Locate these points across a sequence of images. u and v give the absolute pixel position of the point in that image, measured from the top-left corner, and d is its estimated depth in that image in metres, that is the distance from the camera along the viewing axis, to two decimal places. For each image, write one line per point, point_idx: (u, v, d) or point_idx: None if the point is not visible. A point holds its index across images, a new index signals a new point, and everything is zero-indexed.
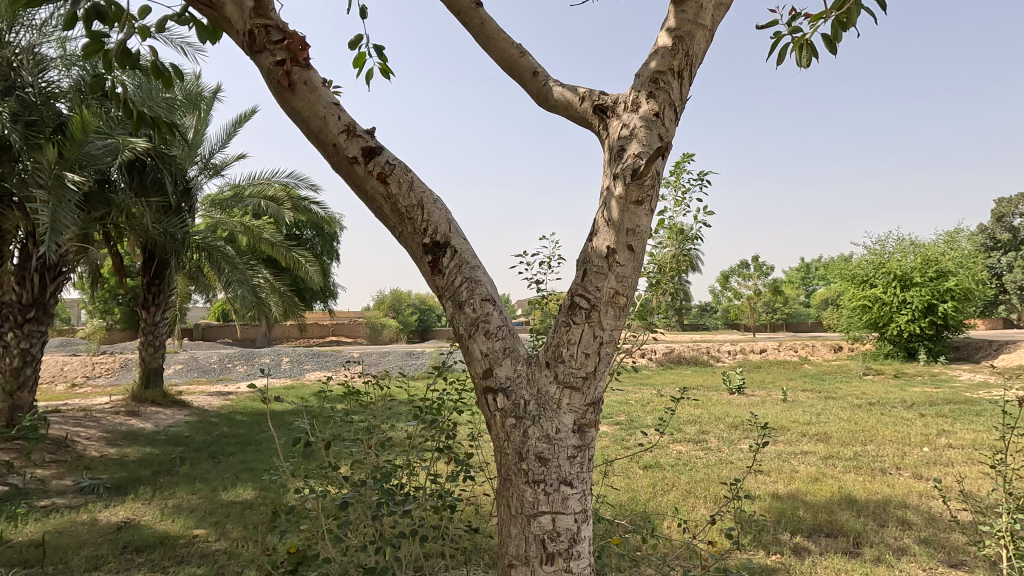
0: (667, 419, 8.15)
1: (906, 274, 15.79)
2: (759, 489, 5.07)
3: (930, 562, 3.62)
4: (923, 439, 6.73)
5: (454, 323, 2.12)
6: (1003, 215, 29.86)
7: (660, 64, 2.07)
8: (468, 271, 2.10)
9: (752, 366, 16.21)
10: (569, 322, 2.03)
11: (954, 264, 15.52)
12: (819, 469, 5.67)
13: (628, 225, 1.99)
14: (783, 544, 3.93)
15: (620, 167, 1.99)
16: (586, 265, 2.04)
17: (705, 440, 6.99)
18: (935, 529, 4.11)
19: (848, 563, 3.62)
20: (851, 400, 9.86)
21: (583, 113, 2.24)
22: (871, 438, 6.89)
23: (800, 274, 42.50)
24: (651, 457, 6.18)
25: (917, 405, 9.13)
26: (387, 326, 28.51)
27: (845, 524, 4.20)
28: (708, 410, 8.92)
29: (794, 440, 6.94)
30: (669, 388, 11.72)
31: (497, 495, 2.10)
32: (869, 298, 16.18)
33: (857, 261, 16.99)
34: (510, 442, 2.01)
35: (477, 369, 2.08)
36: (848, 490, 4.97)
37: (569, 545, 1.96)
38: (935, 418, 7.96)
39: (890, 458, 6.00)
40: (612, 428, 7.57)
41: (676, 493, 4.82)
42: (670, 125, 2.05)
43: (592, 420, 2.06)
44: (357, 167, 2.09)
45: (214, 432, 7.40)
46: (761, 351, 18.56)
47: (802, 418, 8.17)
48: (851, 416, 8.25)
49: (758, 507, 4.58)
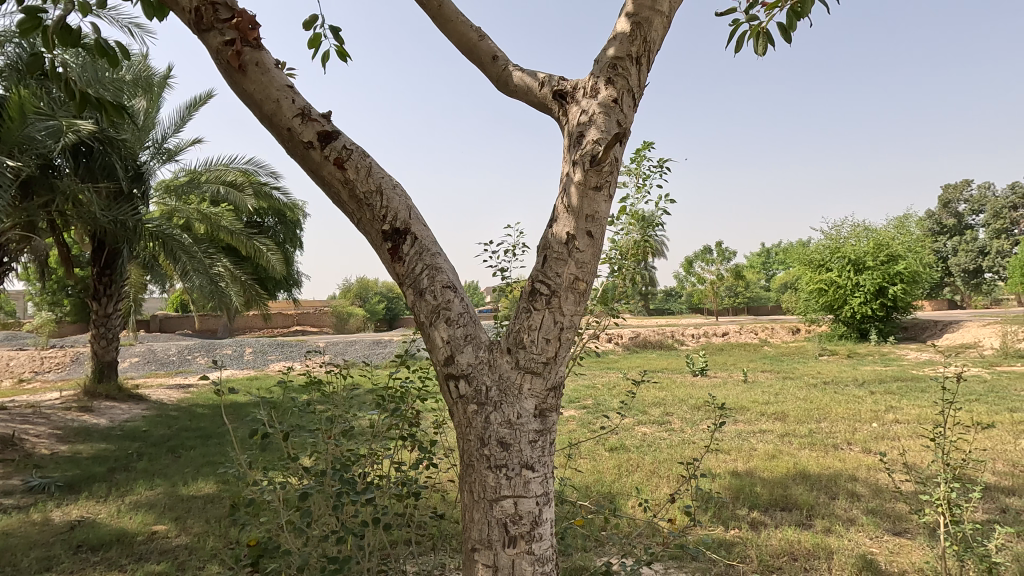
0: (632, 401, 8.34)
1: (859, 259, 16.43)
2: (720, 467, 5.26)
3: (876, 531, 3.83)
4: (873, 415, 7.07)
5: (416, 310, 2.12)
6: (949, 202, 31.28)
7: (618, 51, 2.09)
8: (429, 259, 2.10)
9: (715, 348, 16.71)
10: (530, 309, 2.05)
11: (903, 249, 16.22)
12: (776, 447, 5.88)
13: (588, 211, 2.01)
14: (741, 519, 4.10)
15: (579, 154, 2.01)
16: (546, 251, 2.05)
17: (670, 421, 7.20)
18: (880, 499, 4.34)
19: (800, 534, 3.79)
20: (808, 380, 10.26)
21: (543, 98, 2.23)
22: (825, 415, 7.21)
23: (760, 259, 43.79)
24: (617, 439, 6.34)
25: (868, 383, 9.59)
26: (354, 315, 28.17)
27: (798, 497, 4.40)
28: (672, 392, 9.19)
29: (754, 419, 7.21)
30: (635, 371, 11.99)
31: (460, 481, 2.12)
32: (824, 281, 16.82)
33: (814, 246, 17.60)
34: (472, 428, 2.03)
35: (438, 357, 2.10)
36: (802, 466, 5.21)
37: (531, 527, 1.99)
38: (883, 395, 8.39)
39: (842, 433, 6.29)
40: (580, 412, 7.69)
41: (640, 473, 4.95)
42: (628, 112, 2.07)
43: (553, 405, 2.09)
44: (313, 153, 2.08)
45: (174, 425, 7.21)
46: (723, 335, 19.13)
47: (761, 399, 8.46)
48: (808, 395, 8.60)
49: (718, 485, 4.76)
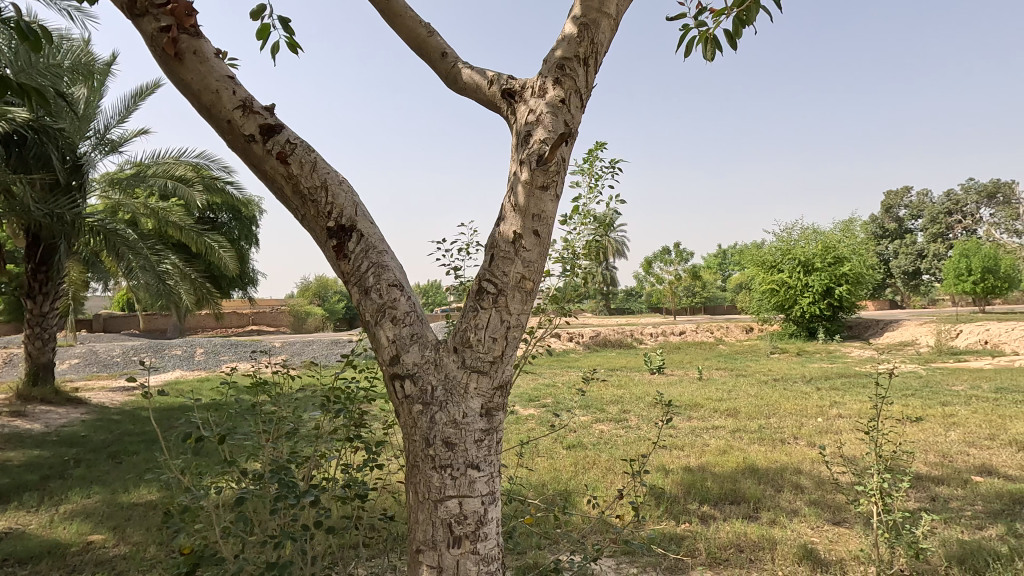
0: (591, 399, 8.45)
1: (808, 260, 17.12)
2: (673, 463, 5.38)
3: (817, 521, 4.00)
4: (818, 410, 7.38)
5: (361, 308, 2.09)
6: (891, 207, 32.94)
7: (566, 51, 2.10)
8: (375, 257, 2.07)
9: (673, 347, 17.12)
10: (476, 307, 2.03)
11: (848, 251, 16.99)
12: (727, 442, 6.07)
13: (535, 210, 2.01)
14: (691, 513, 4.20)
15: (526, 153, 2.01)
16: (493, 250, 2.05)
17: (626, 418, 7.32)
18: (822, 491, 4.53)
19: (746, 526, 3.92)
20: (759, 377, 10.62)
21: (491, 96, 2.23)
22: (774, 411, 7.48)
23: (717, 260, 45.07)
24: (575, 437, 6.41)
25: (814, 379, 10.00)
26: (313, 314, 27.52)
27: (746, 491, 4.54)
28: (630, 390, 9.36)
29: (707, 416, 7.41)
30: (595, 370, 12.15)
31: (406, 481, 2.10)
32: (776, 282, 17.44)
33: (767, 248, 18.24)
34: (417, 428, 2.01)
35: (384, 357, 2.06)
36: (751, 460, 5.38)
37: (476, 527, 1.98)
38: (828, 391, 8.76)
39: (790, 428, 6.53)
40: (539, 411, 7.74)
41: (596, 470, 5.02)
42: (575, 112, 2.09)
43: (500, 404, 2.08)
44: (255, 147, 2.01)
45: (116, 430, 6.86)
46: (680, 333, 19.60)
47: (714, 395, 8.71)
48: (759, 392, 8.91)
49: (671, 480, 4.86)
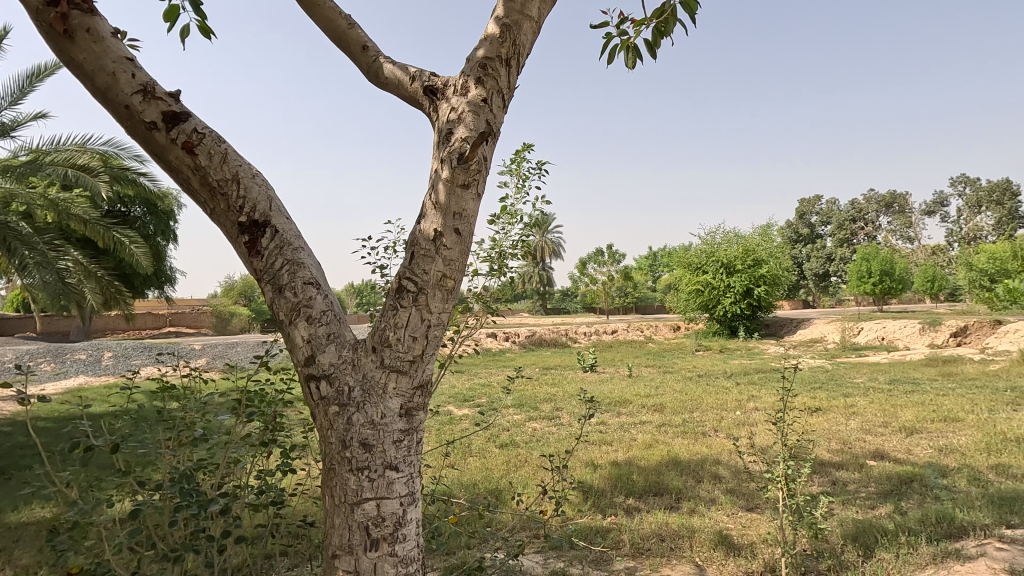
0: (525, 398, 8.53)
1: (730, 263, 18.12)
2: (601, 458, 5.53)
3: (732, 508, 4.24)
4: (736, 404, 7.83)
5: (275, 307, 2.00)
6: (804, 213, 35.43)
7: (488, 51, 2.10)
8: (291, 254, 1.99)
9: (605, 345, 17.60)
10: (396, 306, 2.00)
11: (766, 254, 18.13)
12: (653, 436, 6.30)
13: (455, 208, 2.00)
14: (617, 506, 4.34)
15: (447, 150, 2.00)
16: (414, 248, 2.02)
17: (559, 416, 7.45)
18: (738, 480, 4.79)
19: (668, 517, 4.08)
20: (684, 373, 11.13)
21: (414, 93, 2.20)
22: (697, 405, 7.86)
23: (648, 261, 46.77)
24: (508, 436, 6.45)
25: (734, 375, 10.60)
26: (237, 315, 26.14)
27: (669, 483, 4.73)
28: (563, 388, 9.53)
29: (635, 411, 7.67)
30: (530, 369, 12.30)
31: (322, 485, 2.04)
32: (701, 283, 18.33)
33: (693, 250, 19.13)
34: (334, 430, 1.96)
35: (299, 357, 1.99)
36: (674, 452, 5.63)
37: (394, 529, 1.95)
38: (746, 385, 9.32)
39: (710, 421, 6.89)
40: (473, 411, 7.73)
41: (527, 467, 5.07)
42: (497, 112, 2.09)
43: (420, 403, 2.06)
44: (157, 135, 1.88)
45: (4, 443, 6.22)
46: (613, 332, 20.20)
47: (643, 392, 9.02)
48: (684, 387, 9.33)
49: (599, 475, 4.99)
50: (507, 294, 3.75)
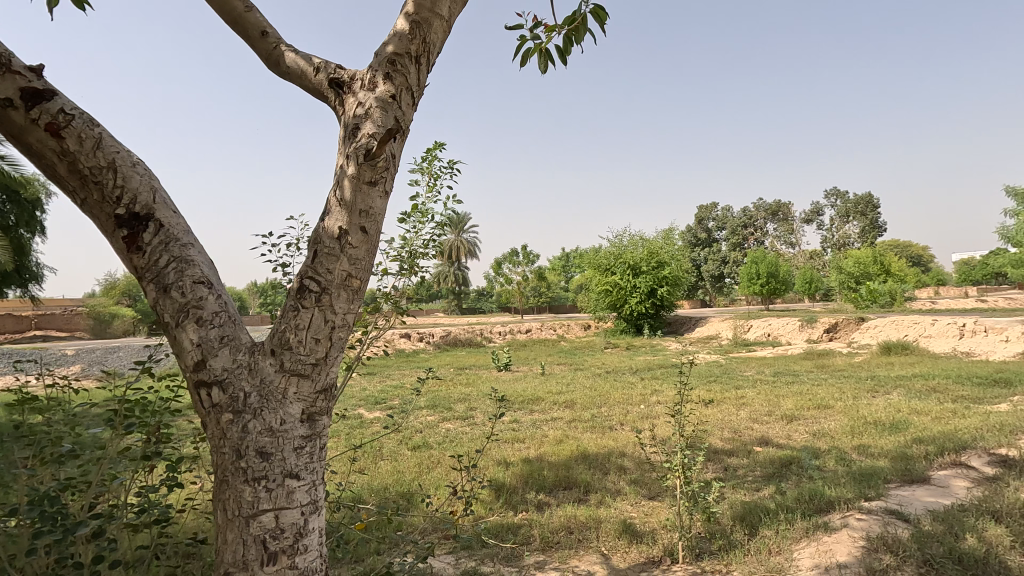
0: (438, 398, 8.47)
1: (636, 264, 19.07)
2: (514, 455, 5.61)
3: (636, 498, 4.46)
4: (641, 398, 8.26)
5: (159, 308, 1.84)
6: (703, 219, 38.05)
7: (397, 47, 2.05)
8: (177, 250, 1.84)
9: (519, 344, 17.87)
10: (297, 307, 1.90)
11: (668, 256, 19.27)
12: (564, 432, 6.49)
13: (362, 206, 1.94)
14: (528, 502, 4.42)
15: (353, 146, 1.92)
16: (317, 246, 1.93)
17: (472, 415, 7.46)
18: (641, 470, 5.05)
19: (576, 509, 4.22)
20: (594, 370, 11.56)
21: (318, 85, 2.11)
22: (605, 401, 8.19)
23: (561, 262, 48.05)
24: (420, 438, 6.36)
25: (639, 371, 11.17)
26: (120, 316, 23.69)
27: (578, 476, 4.90)
28: (477, 387, 9.56)
29: (547, 408, 7.86)
30: (444, 369, 12.21)
31: (214, 499, 1.90)
32: (610, 283, 19.12)
33: (602, 252, 19.91)
34: (227, 440, 1.83)
35: (187, 362, 1.84)
36: (583, 447, 5.83)
37: (294, 540, 1.86)
38: (649, 380, 9.85)
39: (617, 416, 7.21)
40: (384, 413, 7.54)
41: (439, 469, 5.03)
42: (406, 110, 2.05)
43: (323, 408, 1.98)
44: (14, 114, 1.66)
45: None
46: (527, 332, 20.57)
47: (554, 389, 9.26)
48: (593, 384, 9.70)
49: (511, 473, 5.06)
50: (421, 293, 3.70)
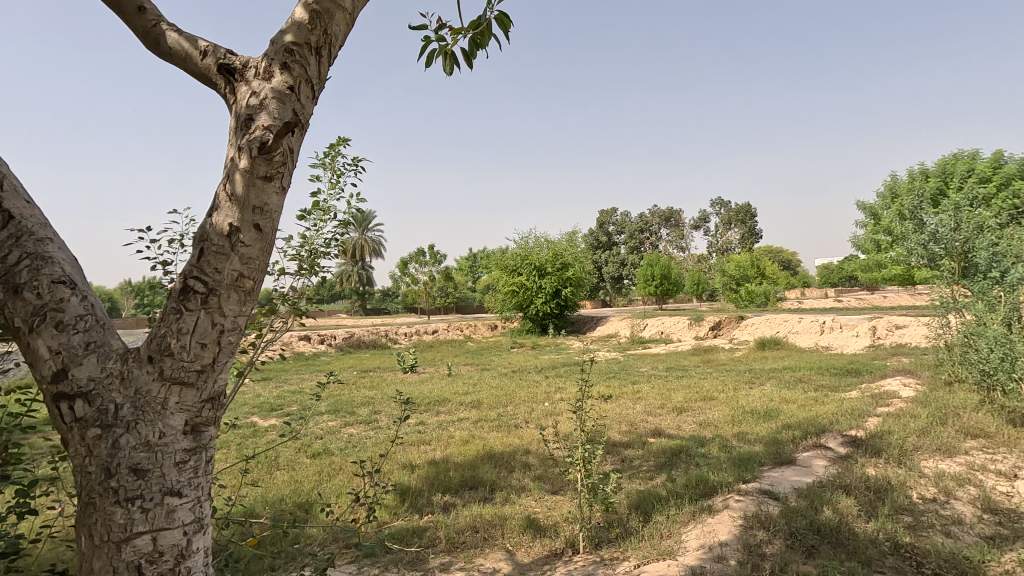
0: (340, 403, 8.15)
1: (542, 265, 19.56)
2: (419, 458, 5.54)
3: (539, 493, 4.59)
4: (545, 396, 8.48)
5: (8, 311, 1.61)
6: (604, 223, 39.84)
7: (296, 37, 1.93)
8: (31, 246, 1.64)
9: (426, 345, 17.65)
10: (180, 309, 1.74)
11: (572, 258, 19.97)
12: (470, 432, 6.50)
13: (255, 202, 1.81)
14: (434, 504, 4.38)
15: (246, 138, 1.79)
16: (203, 243, 1.78)
17: (377, 419, 7.26)
18: (545, 466, 5.19)
19: (482, 508, 4.25)
20: (500, 370, 11.70)
21: (206, 70, 1.96)
22: (511, 399, 8.32)
23: (468, 262, 48.02)
24: (320, 444, 6.08)
25: (544, 369, 11.47)
26: None
27: (484, 475, 4.94)
28: (381, 390, 9.31)
29: (454, 409, 7.84)
30: (347, 372, 11.76)
31: (76, 525, 1.69)
32: (516, 284, 19.44)
33: (509, 253, 20.19)
34: (93, 458, 1.64)
35: (44, 373, 1.63)
36: (489, 446, 5.88)
37: (174, 564, 1.71)
38: (553, 378, 10.15)
39: (522, 414, 7.35)
40: (280, 420, 7.12)
41: (341, 476, 4.85)
42: (306, 103, 1.94)
43: (210, 418, 1.83)
44: None
45: None
46: (433, 332, 20.37)
47: (461, 390, 9.26)
48: (499, 383, 9.81)
49: (416, 476, 4.99)
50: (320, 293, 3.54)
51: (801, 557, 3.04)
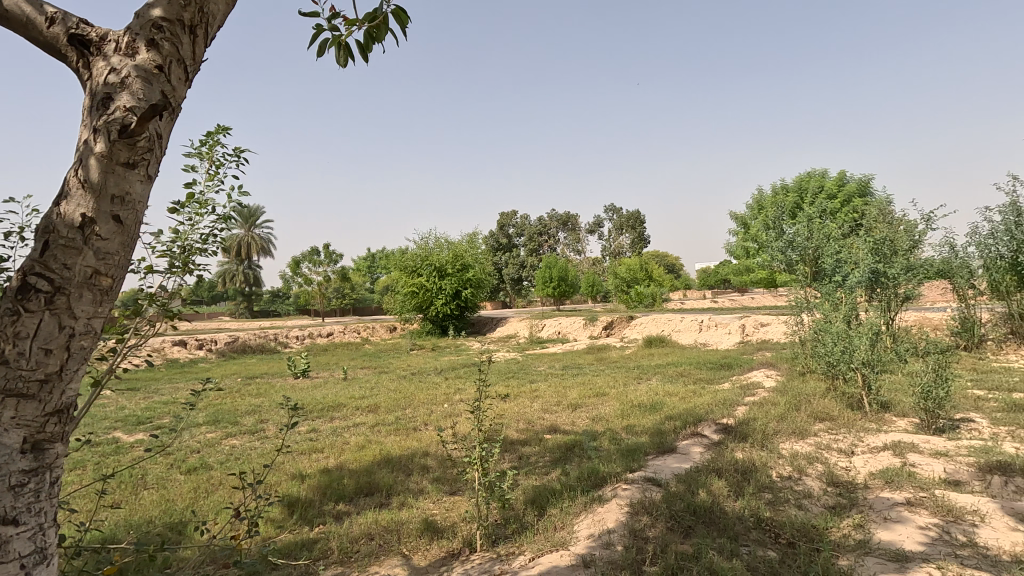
0: (221, 413, 7.52)
1: (442, 266, 19.43)
2: (311, 467, 5.28)
3: (437, 495, 4.55)
4: (445, 397, 8.44)
5: None
6: (504, 225, 40.46)
7: (166, 11, 1.71)
8: None
9: (319, 349, 16.82)
10: (17, 311, 1.50)
11: (472, 260, 20.06)
12: (366, 437, 6.30)
13: (114, 190, 1.59)
14: (326, 514, 4.19)
15: (103, 119, 1.57)
16: (47, 235, 1.54)
17: (263, 428, 6.80)
18: (443, 467, 5.17)
19: (377, 515, 4.14)
20: (398, 372, 11.46)
21: (54, 39, 1.71)
22: (409, 402, 8.18)
23: (366, 262, 46.38)
24: (197, 459, 5.57)
25: (444, 371, 11.41)
26: None
27: (380, 480, 4.80)
28: (269, 397, 8.73)
29: (349, 415, 7.55)
30: (230, 379, 10.89)
31: None
32: (416, 285, 19.14)
33: (409, 253, 19.83)
34: None
35: None
36: (386, 451, 5.74)
37: None
38: (453, 380, 10.12)
39: (421, 416, 7.25)
40: (149, 434, 6.43)
41: (221, 491, 4.48)
42: (178, 85, 1.73)
43: (56, 433, 1.61)
44: None
45: None
46: (328, 335, 19.48)
47: (357, 394, 8.94)
48: (397, 386, 9.60)
49: (307, 486, 4.74)
50: (198, 293, 3.23)
51: (679, 538, 3.30)
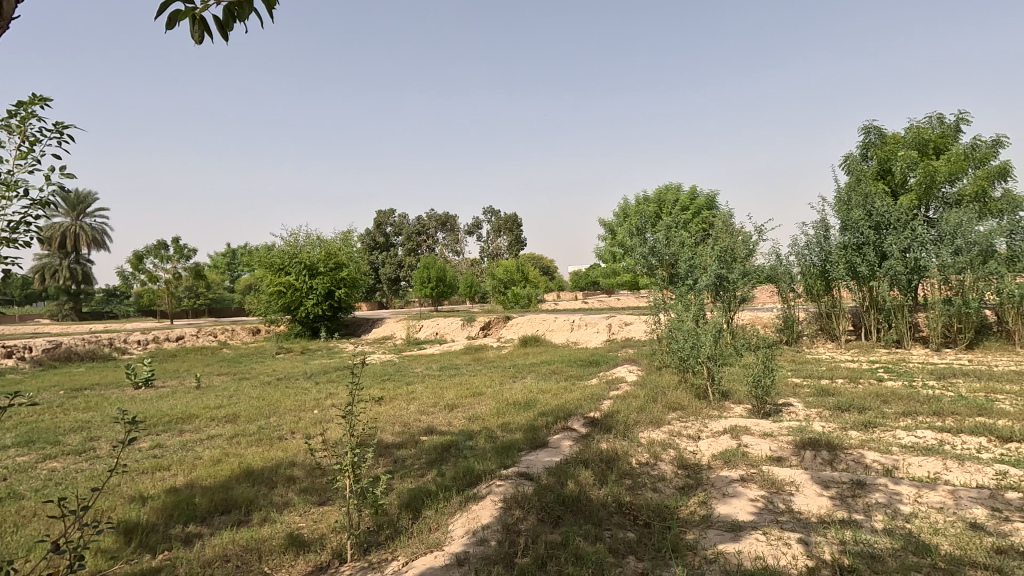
0: (37, 432, 6.39)
1: (313, 264, 18.38)
2: (154, 487, 4.70)
3: (305, 507, 4.29)
4: (315, 403, 7.99)
5: None
6: (381, 224, 39.33)
7: None
8: None
9: (167, 355, 14.98)
10: None
11: (346, 258, 19.23)
12: (222, 450, 5.75)
13: None
14: (173, 538, 3.76)
15: None
16: None
17: (94, 447, 5.91)
18: (311, 477, 4.88)
19: (235, 533, 3.79)
20: (262, 378, 10.62)
21: None
22: (274, 410, 7.63)
23: (225, 259, 42.18)
24: (2, 488, 4.68)
25: (313, 375, 10.78)
26: None
27: (238, 497, 4.41)
28: (101, 412, 7.60)
29: (202, 426, 6.84)
30: (49, 393, 9.29)
31: None
32: (283, 284, 17.88)
33: (275, 250, 18.46)
34: None
35: None
36: (246, 464, 5.28)
37: None
38: (324, 384, 9.60)
39: (287, 424, 6.80)
40: None
41: (36, 524, 3.82)
42: None
43: None
44: None
45: None
46: (177, 339, 17.45)
47: (213, 403, 8.13)
48: (261, 393, 8.90)
49: (149, 509, 4.20)
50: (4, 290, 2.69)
51: (549, 528, 3.44)
